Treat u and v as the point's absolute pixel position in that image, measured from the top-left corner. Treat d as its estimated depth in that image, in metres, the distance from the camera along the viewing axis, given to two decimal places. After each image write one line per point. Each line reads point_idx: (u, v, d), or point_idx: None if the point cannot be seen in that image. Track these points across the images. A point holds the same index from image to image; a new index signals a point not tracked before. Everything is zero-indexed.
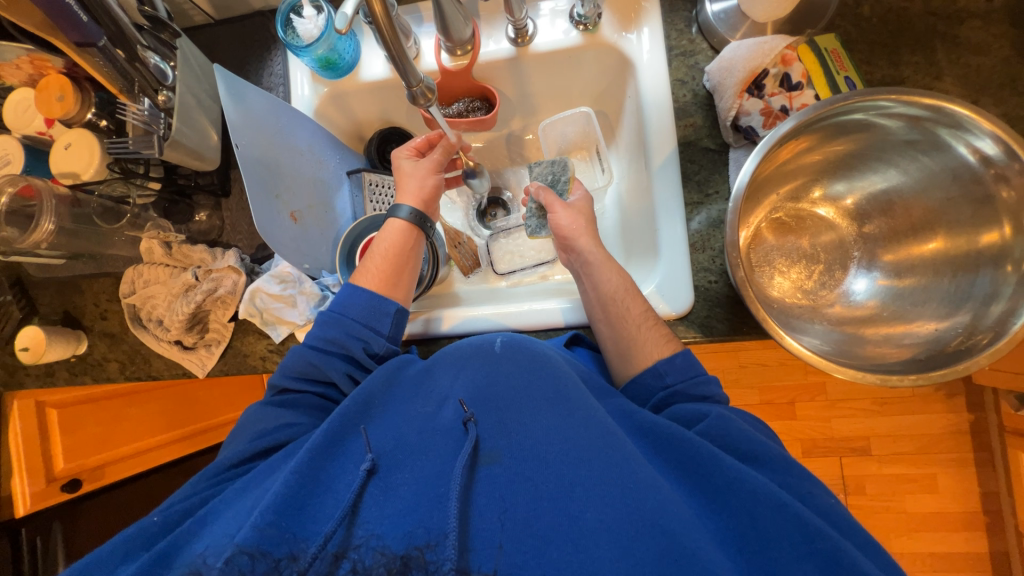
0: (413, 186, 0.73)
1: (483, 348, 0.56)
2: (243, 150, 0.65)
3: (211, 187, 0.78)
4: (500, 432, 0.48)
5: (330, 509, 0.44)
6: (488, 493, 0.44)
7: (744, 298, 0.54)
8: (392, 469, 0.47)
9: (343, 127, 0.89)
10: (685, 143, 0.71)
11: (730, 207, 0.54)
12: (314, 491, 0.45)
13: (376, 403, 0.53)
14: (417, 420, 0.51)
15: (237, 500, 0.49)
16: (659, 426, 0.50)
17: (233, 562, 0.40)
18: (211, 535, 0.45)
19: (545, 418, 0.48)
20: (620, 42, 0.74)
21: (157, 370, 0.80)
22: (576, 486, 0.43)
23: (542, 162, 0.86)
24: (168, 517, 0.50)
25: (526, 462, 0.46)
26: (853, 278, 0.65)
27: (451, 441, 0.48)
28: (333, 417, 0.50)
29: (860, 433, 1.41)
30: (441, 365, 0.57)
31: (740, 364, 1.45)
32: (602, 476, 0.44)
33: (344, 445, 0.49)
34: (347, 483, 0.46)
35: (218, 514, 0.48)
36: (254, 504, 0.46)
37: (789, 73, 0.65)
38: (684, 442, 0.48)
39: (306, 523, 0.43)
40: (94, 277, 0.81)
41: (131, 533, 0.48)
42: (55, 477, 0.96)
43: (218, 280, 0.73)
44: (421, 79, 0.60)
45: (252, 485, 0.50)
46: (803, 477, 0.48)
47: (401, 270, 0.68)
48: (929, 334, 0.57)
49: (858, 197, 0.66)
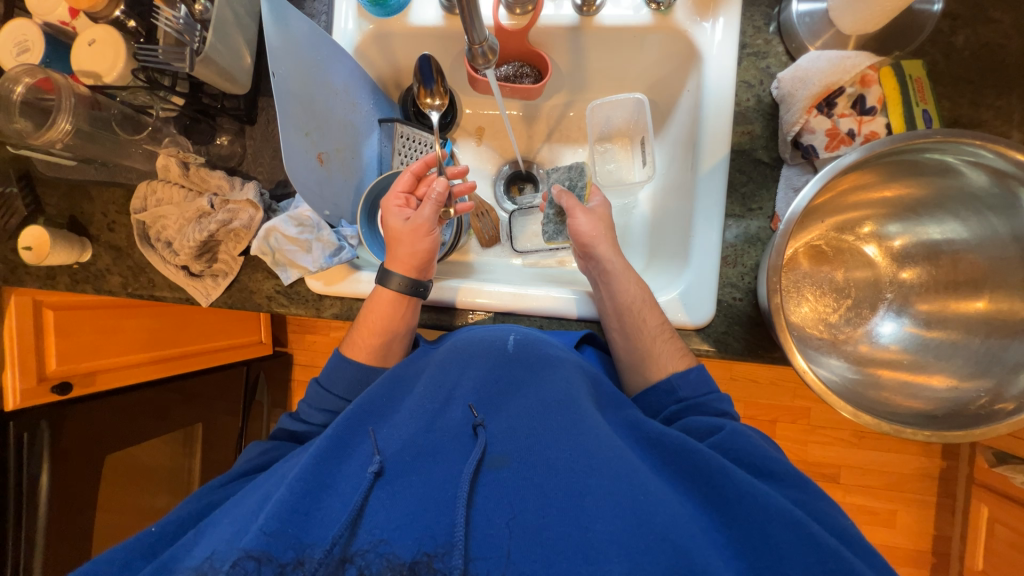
0: (404, 253, 0.68)
1: (496, 345, 0.59)
2: (279, 80, 0.62)
3: (237, 112, 0.74)
4: (509, 438, 0.49)
5: (337, 513, 0.44)
6: (495, 497, 0.44)
7: (774, 324, 0.53)
8: (397, 471, 0.47)
9: (381, 71, 0.84)
10: (738, 151, 0.68)
11: (782, 229, 0.53)
12: (320, 495, 0.45)
13: (382, 407, 0.55)
14: (423, 416, 0.52)
15: (236, 508, 0.49)
16: (664, 436, 0.51)
17: (239, 566, 0.39)
18: (211, 541, 0.44)
19: (551, 429, 0.49)
20: (692, 29, 0.69)
21: (160, 291, 0.78)
22: (586, 496, 0.43)
23: (560, 169, 0.86)
24: (167, 526, 0.51)
25: (534, 469, 0.46)
26: (881, 320, 0.63)
27: (460, 446, 0.49)
28: (339, 421, 0.52)
29: (833, 461, 1.44)
30: (444, 359, 0.58)
31: (731, 376, 1.46)
32: (611, 486, 0.44)
33: (350, 449, 0.50)
34: (352, 486, 0.46)
35: (218, 521, 0.48)
36: (256, 510, 0.46)
37: (865, 95, 0.61)
38: (692, 453, 0.49)
39: (312, 528, 0.43)
40: (104, 186, 0.79)
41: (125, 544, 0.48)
42: (46, 376, 0.95)
43: (234, 212, 0.71)
44: (486, 37, 0.57)
45: (252, 491, 0.51)
46: (816, 495, 0.48)
47: (389, 340, 0.67)
48: (943, 393, 0.56)
49: (908, 241, 0.63)
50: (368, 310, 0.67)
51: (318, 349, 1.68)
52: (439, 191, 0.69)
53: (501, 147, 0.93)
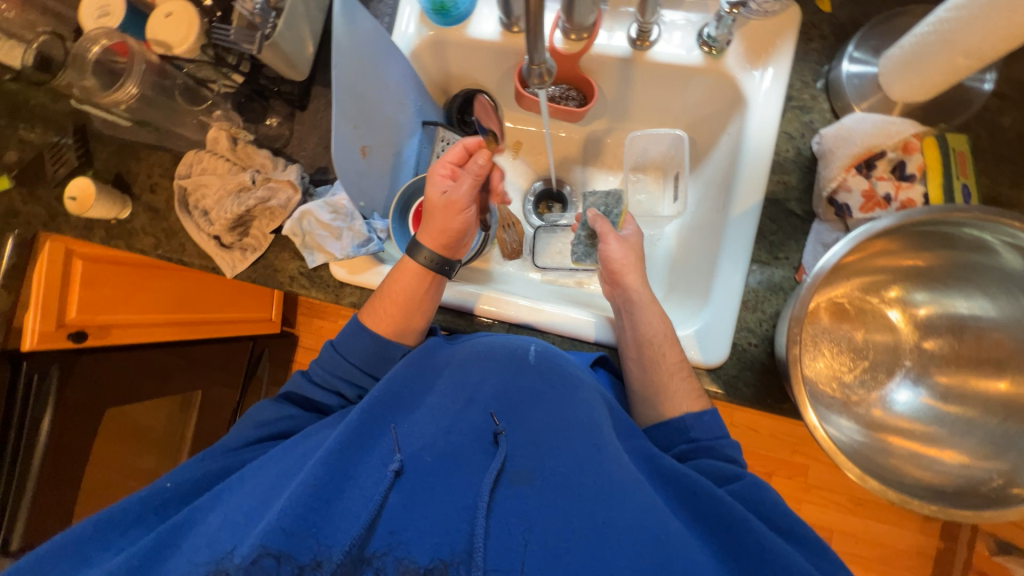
0: (436, 226, 0.68)
1: (518, 355, 0.58)
2: (339, 72, 0.65)
3: (290, 97, 0.77)
4: (529, 453, 0.50)
5: (358, 508, 0.45)
6: (516, 513, 0.46)
7: (789, 374, 0.54)
8: (418, 473, 0.48)
9: (432, 75, 0.86)
10: (772, 200, 0.69)
11: (809, 281, 0.53)
12: (342, 485, 0.46)
13: (404, 398, 0.55)
14: (446, 419, 0.53)
15: (255, 479, 0.50)
16: (681, 474, 0.51)
17: (259, 563, 0.40)
18: (226, 514, 0.46)
19: (569, 451, 0.50)
20: (742, 75, 0.70)
21: (189, 257, 0.80)
22: (608, 528, 0.44)
23: (598, 192, 0.87)
24: (182, 485, 0.53)
25: (556, 489, 0.47)
26: (896, 388, 0.62)
27: (481, 453, 0.50)
28: (362, 407, 0.52)
29: (826, 524, 1.40)
30: (470, 360, 0.58)
31: (732, 422, 1.44)
32: (628, 520, 0.45)
33: (371, 441, 0.50)
34: (373, 481, 0.47)
35: (236, 492, 0.49)
36: (277, 490, 0.47)
37: (906, 162, 0.61)
38: (710, 497, 0.49)
39: (333, 523, 0.44)
40: (153, 149, 0.82)
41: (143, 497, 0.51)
42: (65, 323, 0.98)
43: (273, 191, 0.74)
44: (545, 61, 0.59)
45: (271, 463, 0.52)
46: (833, 561, 0.49)
47: (410, 314, 0.66)
48: (954, 469, 0.55)
49: (933, 311, 0.63)
50: (392, 279, 0.67)
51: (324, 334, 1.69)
52: (482, 166, 0.68)
53: (536, 164, 0.95)
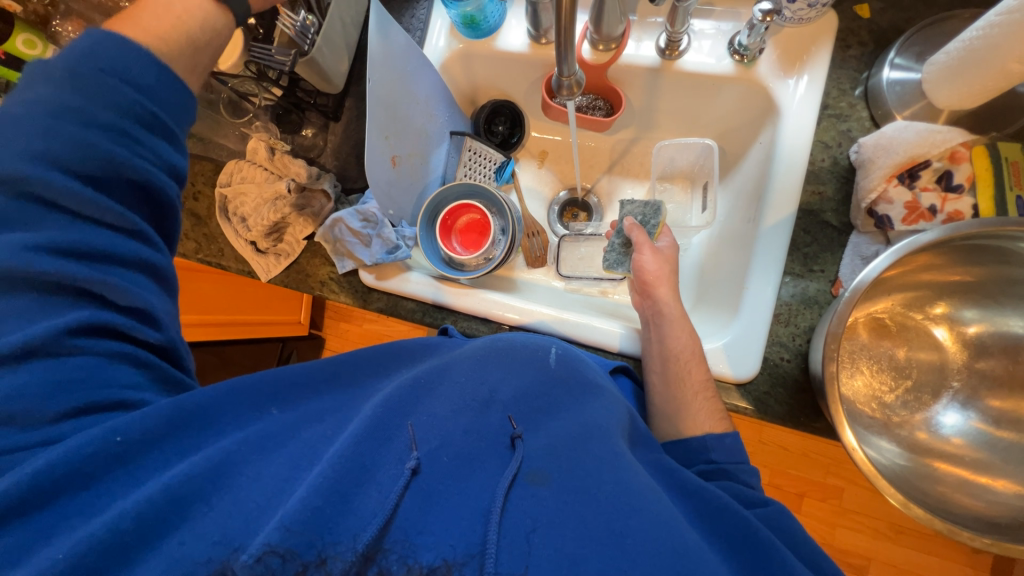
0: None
1: (539, 356, 0.60)
2: (372, 85, 0.67)
3: (325, 109, 0.80)
4: (545, 454, 0.47)
5: (372, 505, 0.40)
6: (532, 514, 0.41)
7: (827, 395, 0.51)
8: (437, 472, 0.44)
9: (461, 87, 0.88)
10: (806, 211, 0.67)
11: (845, 297, 0.51)
12: (360, 478, 0.41)
13: (423, 396, 0.51)
14: (464, 420, 0.49)
15: (252, 455, 0.41)
16: (702, 489, 0.50)
17: (264, 562, 0.34)
18: (213, 512, 0.37)
19: (586, 457, 0.46)
20: (775, 84, 0.69)
21: (227, 261, 0.84)
22: (626, 538, 0.40)
23: (636, 201, 0.82)
24: (137, 439, 0.39)
25: (571, 493, 0.43)
26: (942, 410, 0.59)
27: (496, 455, 0.47)
28: (381, 403, 0.48)
29: (861, 552, 1.33)
30: (494, 361, 0.57)
31: (760, 439, 1.39)
32: (647, 532, 0.40)
33: (389, 432, 0.45)
34: (388, 477, 0.42)
35: (235, 475, 0.40)
36: (281, 475, 0.40)
37: (952, 172, 0.58)
38: (736, 516, 0.47)
39: (344, 520, 0.38)
40: (197, 159, 0.86)
41: (80, 446, 0.37)
42: None
43: (308, 199, 0.78)
44: (573, 73, 0.60)
45: (265, 441, 0.43)
46: None
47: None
48: (1009, 500, 0.51)
49: (984, 329, 0.59)
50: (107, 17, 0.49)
51: (350, 338, 1.73)
52: None
53: (561, 173, 0.95)
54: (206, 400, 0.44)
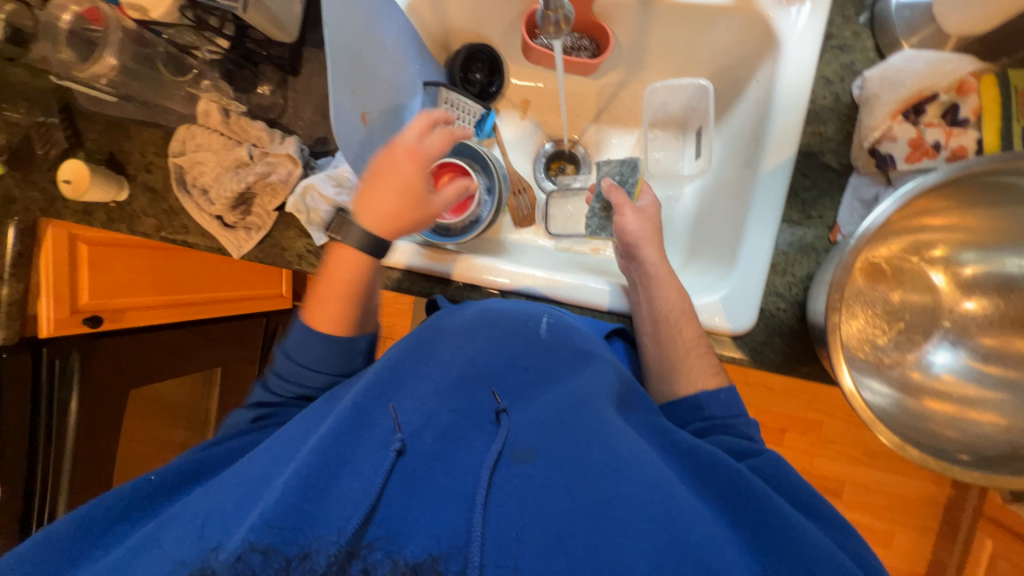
0: (330, 294, 0.64)
1: (530, 326, 0.60)
2: (332, 31, 0.59)
3: (281, 61, 0.72)
4: (531, 429, 0.49)
5: (355, 494, 0.42)
6: (518, 493, 0.44)
7: (829, 344, 0.51)
8: (418, 455, 0.47)
9: (431, 29, 0.80)
10: (805, 153, 0.64)
11: (854, 243, 0.49)
12: (337, 472, 0.43)
13: (403, 381, 0.53)
14: (445, 399, 0.52)
15: (238, 469, 0.46)
16: (695, 448, 0.52)
17: (244, 560, 0.36)
18: (195, 514, 0.41)
19: (574, 427, 0.49)
20: (776, 13, 0.63)
21: (192, 238, 0.77)
22: (613, 504, 0.43)
23: (612, 160, 0.79)
24: (167, 477, 0.47)
25: (558, 466, 0.46)
26: (933, 350, 0.61)
27: (483, 433, 0.49)
28: (359, 394, 0.50)
29: (836, 476, 1.43)
30: (476, 332, 0.58)
31: (745, 381, 1.44)
32: (634, 496, 0.44)
33: (369, 421, 0.48)
34: (371, 467, 0.45)
35: (223, 481, 0.45)
36: (265, 480, 0.43)
37: (959, 105, 0.55)
38: (729, 468, 0.49)
39: (328, 511, 0.41)
40: (144, 126, 0.77)
41: (119, 491, 0.45)
42: (80, 309, 0.96)
43: (273, 165, 0.71)
44: (562, 6, 0.55)
45: (258, 453, 0.48)
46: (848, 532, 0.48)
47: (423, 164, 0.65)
48: (993, 431, 0.53)
49: (979, 271, 0.60)
50: None
51: None
52: None
53: (545, 123, 0.89)
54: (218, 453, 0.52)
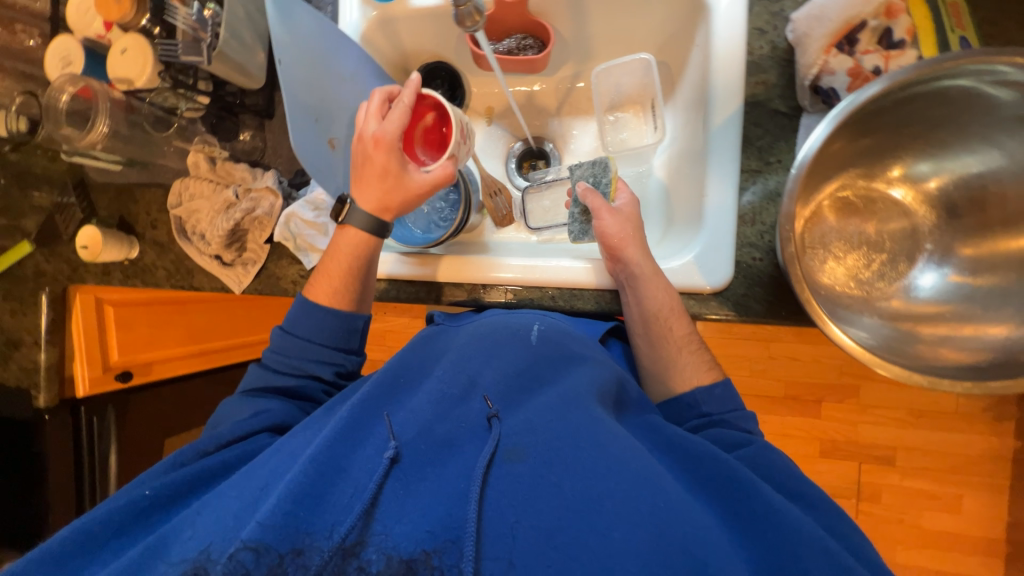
0: (332, 269, 0.66)
1: (521, 335, 0.60)
2: (286, 67, 0.64)
3: (257, 108, 0.79)
4: (523, 429, 0.48)
5: (347, 500, 0.43)
6: (509, 491, 0.44)
7: (789, 277, 0.50)
8: (413, 459, 0.46)
9: (388, 56, 0.86)
10: (753, 103, 0.65)
11: (790, 178, 0.49)
12: (333, 479, 0.44)
13: (399, 394, 0.54)
14: (438, 403, 0.51)
15: (238, 482, 0.47)
16: (686, 439, 0.51)
17: (238, 558, 0.39)
18: (204, 526, 0.44)
19: (564, 423, 0.48)
20: None
21: (199, 282, 0.83)
22: (603, 500, 0.43)
23: (584, 163, 0.80)
24: (161, 491, 0.49)
25: (549, 464, 0.45)
26: (919, 273, 0.59)
27: (473, 439, 0.48)
28: (355, 404, 0.50)
29: (886, 443, 1.35)
30: (468, 347, 0.58)
31: (769, 354, 1.39)
32: (623, 490, 0.43)
33: (365, 430, 0.49)
34: (364, 472, 0.45)
35: (228, 490, 0.47)
36: (262, 494, 0.44)
37: (892, 27, 0.56)
38: (716, 462, 0.49)
39: (323, 517, 0.42)
40: (147, 187, 0.85)
41: (120, 503, 0.48)
42: (111, 366, 1.02)
43: (256, 201, 0.77)
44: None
45: (256, 467, 0.49)
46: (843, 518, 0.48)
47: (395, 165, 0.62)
48: (990, 343, 0.51)
49: (944, 180, 0.59)
50: None
51: None
52: None
53: (511, 126, 0.93)
54: (216, 465, 0.53)
